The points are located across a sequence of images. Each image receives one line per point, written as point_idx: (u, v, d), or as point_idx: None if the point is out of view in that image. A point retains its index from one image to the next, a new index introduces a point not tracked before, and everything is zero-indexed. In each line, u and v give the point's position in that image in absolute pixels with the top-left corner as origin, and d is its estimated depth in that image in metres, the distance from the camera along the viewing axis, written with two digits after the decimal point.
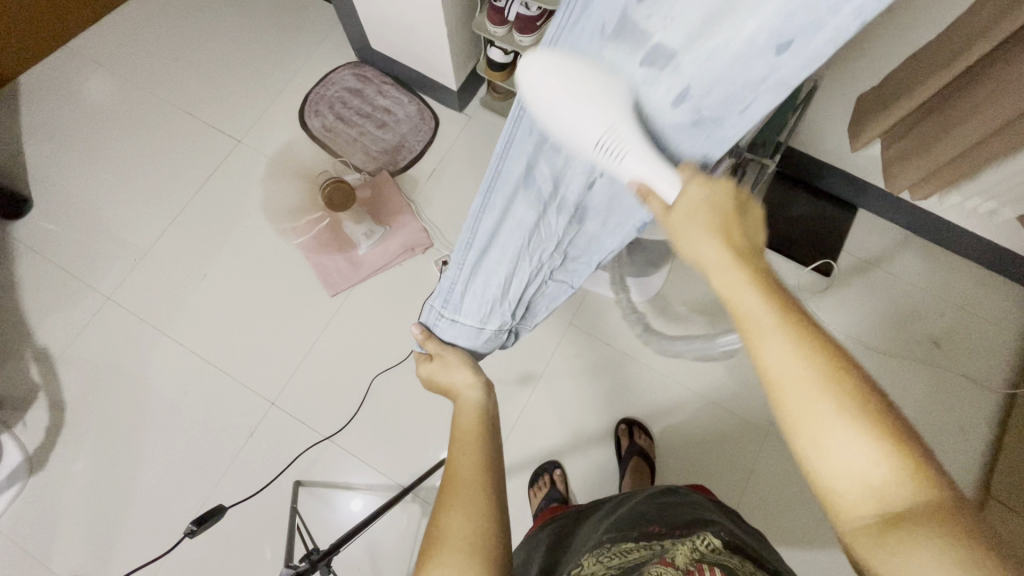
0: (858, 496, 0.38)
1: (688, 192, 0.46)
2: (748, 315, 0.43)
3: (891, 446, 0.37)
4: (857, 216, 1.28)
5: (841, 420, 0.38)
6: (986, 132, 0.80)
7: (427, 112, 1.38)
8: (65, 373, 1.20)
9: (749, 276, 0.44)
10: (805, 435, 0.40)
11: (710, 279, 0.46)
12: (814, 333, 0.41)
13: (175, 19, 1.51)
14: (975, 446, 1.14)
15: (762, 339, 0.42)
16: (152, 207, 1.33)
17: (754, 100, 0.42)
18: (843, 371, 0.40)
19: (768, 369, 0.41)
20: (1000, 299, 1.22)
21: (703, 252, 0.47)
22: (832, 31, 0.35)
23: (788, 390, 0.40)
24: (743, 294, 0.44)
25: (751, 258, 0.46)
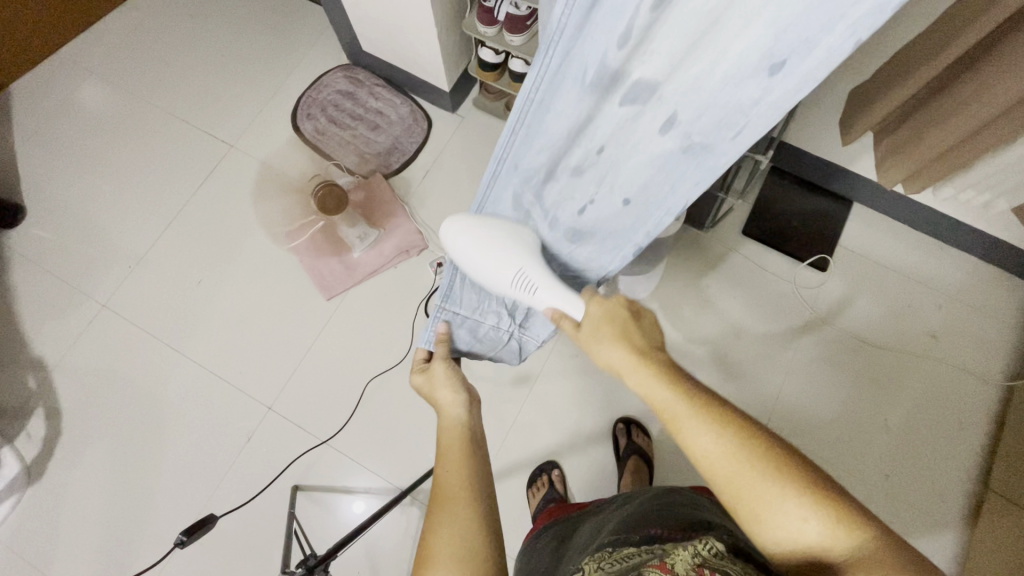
0: (803, 546, 0.44)
1: (591, 313, 0.59)
2: (671, 412, 0.49)
3: (815, 501, 0.43)
4: (853, 210, 1.28)
5: (774, 490, 0.44)
6: (978, 124, 0.80)
7: (420, 113, 1.38)
8: (61, 382, 1.20)
9: (654, 375, 0.51)
10: (745, 509, 0.45)
11: (623, 380, 0.53)
12: (723, 413, 0.48)
13: (166, 24, 1.51)
14: (974, 439, 1.13)
15: (686, 429, 0.48)
16: (146, 214, 1.33)
17: (745, 125, 0.46)
18: (748, 434, 0.46)
19: (698, 454, 0.47)
20: (997, 290, 1.22)
21: (612, 358, 0.54)
22: (823, 49, 0.38)
23: (722, 476, 0.46)
24: (657, 393, 0.50)
25: (658, 356, 0.53)
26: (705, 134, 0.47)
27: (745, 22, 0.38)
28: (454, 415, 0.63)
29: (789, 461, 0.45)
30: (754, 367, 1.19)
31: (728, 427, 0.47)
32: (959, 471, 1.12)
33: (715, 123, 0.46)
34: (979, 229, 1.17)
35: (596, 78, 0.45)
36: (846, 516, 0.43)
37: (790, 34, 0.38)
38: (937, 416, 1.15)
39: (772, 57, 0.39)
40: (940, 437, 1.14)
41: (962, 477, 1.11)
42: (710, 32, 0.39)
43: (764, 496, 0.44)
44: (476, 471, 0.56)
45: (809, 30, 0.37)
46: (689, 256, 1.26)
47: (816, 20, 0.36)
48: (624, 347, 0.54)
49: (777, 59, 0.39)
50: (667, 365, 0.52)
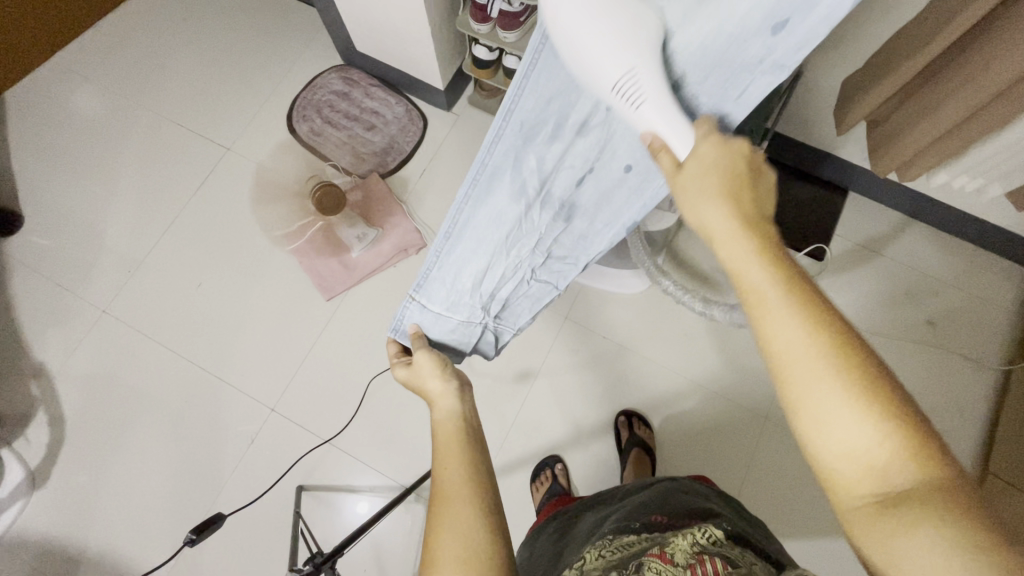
0: (866, 468, 0.38)
1: (699, 151, 0.46)
2: (756, 289, 0.42)
3: (893, 426, 0.37)
4: (848, 199, 1.28)
5: (845, 401, 0.38)
6: (969, 111, 0.80)
7: (415, 112, 1.38)
8: (63, 388, 1.20)
9: (753, 246, 0.43)
10: (803, 409, 0.40)
11: (712, 247, 0.45)
12: (825, 313, 0.40)
13: (159, 28, 1.50)
14: (972, 424, 1.15)
15: (768, 309, 0.41)
16: (144, 218, 1.33)
17: (751, 84, 0.48)
18: (850, 351, 0.39)
19: (775, 342, 0.41)
20: (993, 276, 1.23)
21: (704, 214, 0.46)
22: (823, 11, 0.41)
23: (792, 367, 0.40)
24: (750, 268, 0.43)
25: (762, 227, 0.45)
26: (712, 93, 0.49)
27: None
28: (445, 407, 0.63)
29: (876, 378, 0.38)
30: (753, 357, 1.19)
31: (820, 318, 0.40)
32: (959, 456, 1.13)
33: (719, 83, 0.48)
34: (973, 215, 1.18)
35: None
36: (922, 449, 0.37)
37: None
38: (936, 401, 1.16)
39: (774, 17, 0.42)
40: (939, 422, 1.15)
41: (962, 461, 1.12)
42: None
43: (830, 403, 0.38)
44: (473, 463, 0.56)
45: None
46: (686, 248, 1.27)
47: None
48: (729, 207, 0.45)
49: (779, 19, 0.42)
50: (776, 241, 0.44)
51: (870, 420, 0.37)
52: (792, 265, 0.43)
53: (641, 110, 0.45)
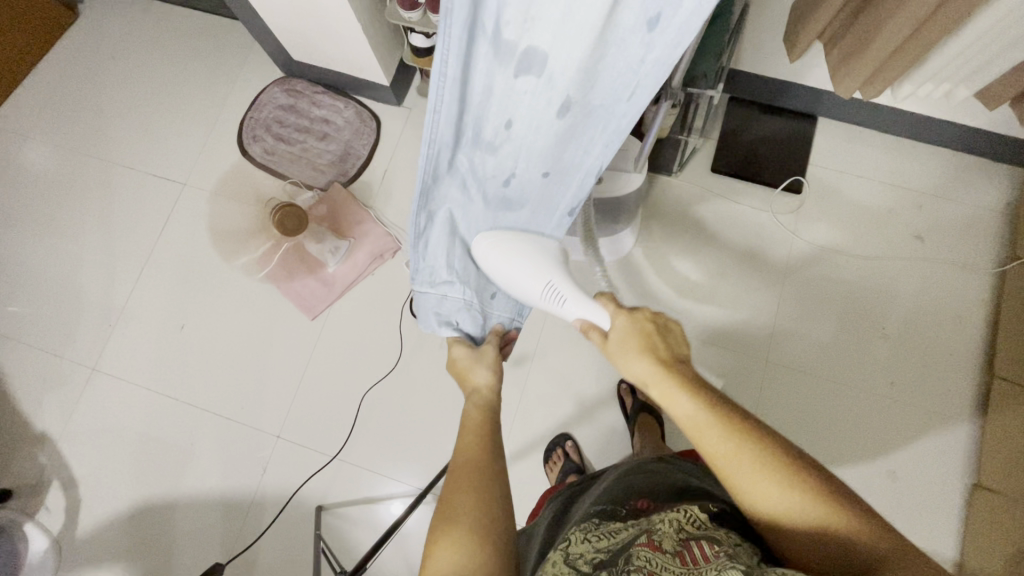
0: (800, 525, 0.44)
1: (617, 326, 0.61)
2: (687, 418, 0.52)
3: (800, 487, 0.44)
4: (819, 125, 1.25)
5: (752, 467, 0.46)
6: (921, 16, 0.78)
7: (366, 113, 1.34)
8: (69, 451, 1.20)
9: (678, 383, 0.54)
10: (730, 483, 0.47)
11: (650, 390, 0.57)
12: (732, 415, 0.49)
13: (93, 70, 1.46)
14: (972, 330, 1.14)
15: (676, 401, 0.53)
16: (115, 269, 1.30)
17: (635, 88, 0.47)
18: (748, 434, 0.47)
19: (683, 423, 0.52)
20: (975, 178, 1.20)
21: (636, 368, 0.57)
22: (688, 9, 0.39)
23: (701, 440, 0.50)
24: (677, 400, 0.53)
25: (677, 365, 0.56)
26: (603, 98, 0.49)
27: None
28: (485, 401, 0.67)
29: (776, 452, 0.46)
30: (746, 303, 1.18)
31: (717, 407, 0.50)
32: (964, 364, 1.12)
33: (611, 85, 0.47)
34: (946, 119, 1.14)
35: (496, 43, 0.44)
36: (832, 504, 0.43)
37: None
38: (934, 316, 1.15)
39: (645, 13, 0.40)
40: (940, 336, 1.14)
41: (966, 369, 1.12)
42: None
43: (744, 472, 0.46)
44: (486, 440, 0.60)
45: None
46: (663, 205, 1.24)
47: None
48: (648, 359, 0.57)
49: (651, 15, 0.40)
50: (686, 372, 0.56)
51: (777, 484, 0.45)
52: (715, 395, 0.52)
53: (566, 306, 0.65)
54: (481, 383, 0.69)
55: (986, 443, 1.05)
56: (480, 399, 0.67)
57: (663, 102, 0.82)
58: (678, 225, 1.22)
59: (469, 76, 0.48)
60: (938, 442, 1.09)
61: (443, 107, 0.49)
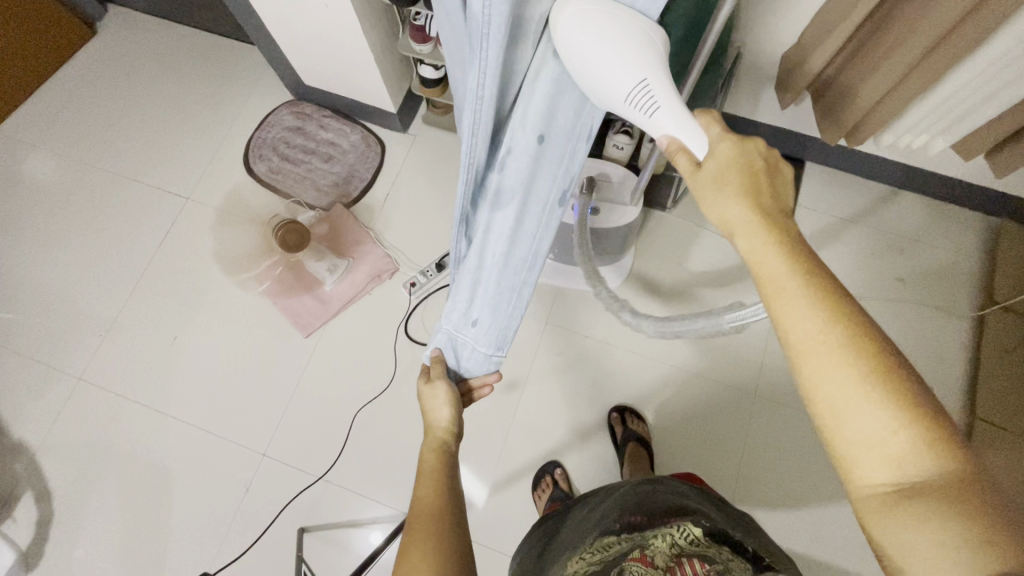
0: (885, 450, 0.39)
1: (717, 150, 0.48)
2: (774, 279, 0.44)
3: (910, 412, 0.39)
4: (806, 169, 1.31)
5: (859, 390, 0.40)
6: (902, 70, 0.83)
7: (372, 138, 1.38)
8: (47, 461, 1.17)
9: (772, 240, 0.44)
10: (824, 413, 0.42)
11: (734, 237, 0.47)
12: (839, 300, 0.42)
13: (104, 86, 1.49)
14: (954, 373, 1.16)
15: (791, 303, 0.43)
16: (111, 277, 1.31)
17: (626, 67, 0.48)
18: (861, 330, 0.41)
19: (792, 333, 0.43)
20: (955, 226, 1.26)
21: (726, 210, 0.47)
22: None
23: (814, 361, 0.41)
24: (766, 258, 0.44)
25: (780, 221, 0.46)
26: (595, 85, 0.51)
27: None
28: (441, 441, 0.68)
29: (890, 361, 0.40)
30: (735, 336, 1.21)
31: (843, 317, 0.41)
32: (947, 405, 1.15)
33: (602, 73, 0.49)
34: (927, 169, 1.20)
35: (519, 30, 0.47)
36: (936, 433, 0.39)
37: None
38: (917, 356, 1.18)
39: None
40: (923, 375, 1.17)
41: (950, 410, 1.14)
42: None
43: (845, 393, 0.40)
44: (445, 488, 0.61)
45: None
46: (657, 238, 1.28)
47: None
48: (748, 203, 0.46)
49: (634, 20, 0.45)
50: (798, 244, 0.45)
51: (881, 407, 0.39)
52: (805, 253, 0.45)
53: (655, 116, 0.49)
54: (442, 426, 0.69)
55: None
56: (435, 441, 0.69)
57: (661, 140, 0.86)
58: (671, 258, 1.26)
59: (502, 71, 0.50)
60: None
61: (477, 108, 0.50)
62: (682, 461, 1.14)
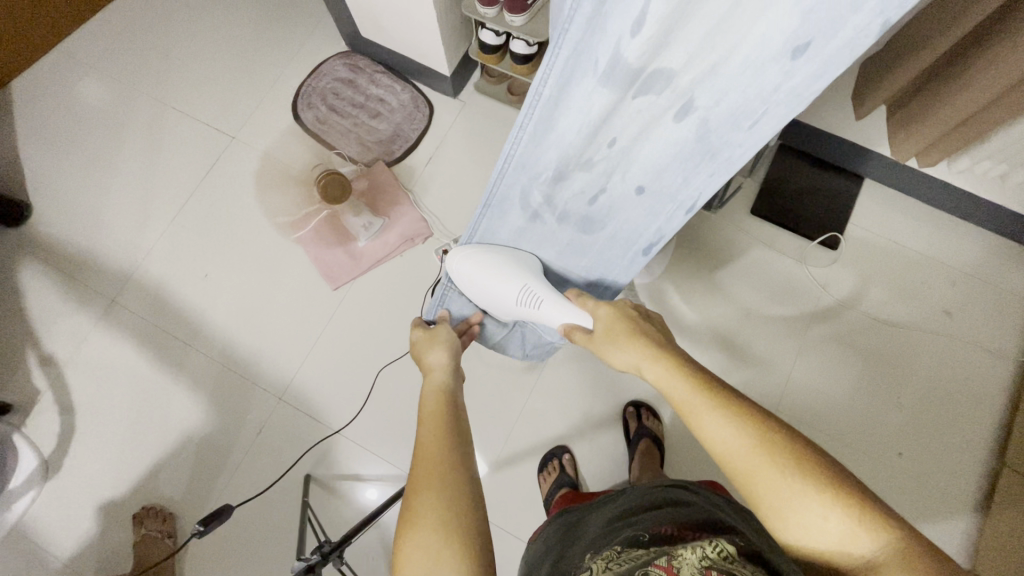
0: (831, 543, 0.44)
1: (602, 315, 0.69)
2: (686, 403, 0.53)
3: (836, 498, 0.44)
4: (864, 187, 1.25)
5: (785, 478, 0.45)
6: (995, 93, 0.78)
7: (421, 99, 1.36)
8: (73, 377, 1.21)
9: (672, 371, 0.57)
10: (763, 502, 0.46)
11: (647, 376, 0.60)
12: (740, 408, 0.50)
13: (162, 17, 1.49)
14: (987, 418, 1.12)
15: (703, 419, 0.51)
16: (151, 207, 1.33)
17: (764, 109, 0.52)
18: (772, 433, 0.48)
19: (716, 446, 0.49)
20: (1014, 266, 1.19)
21: (628, 358, 0.63)
22: (852, 28, 0.43)
23: (740, 464, 0.48)
24: (674, 387, 0.55)
25: (669, 350, 0.60)
26: (722, 119, 0.54)
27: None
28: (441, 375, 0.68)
29: (803, 454, 0.46)
30: (762, 347, 1.18)
31: (752, 424, 0.49)
32: (976, 448, 1.11)
33: (729, 112, 0.53)
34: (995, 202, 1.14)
35: (609, 76, 0.51)
36: (869, 514, 0.43)
37: (817, 16, 0.43)
38: (951, 394, 1.14)
39: (796, 43, 0.45)
40: (955, 415, 1.13)
41: (977, 454, 1.10)
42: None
43: (779, 488, 0.45)
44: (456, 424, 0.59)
45: (814, 33, 0.44)
46: (697, 237, 1.25)
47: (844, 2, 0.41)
48: (640, 346, 0.62)
49: (800, 43, 0.45)
50: (684, 359, 0.58)
51: (814, 497, 0.44)
52: (706, 377, 0.55)
53: (542, 308, 0.76)
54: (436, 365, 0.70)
55: (987, 532, 1.03)
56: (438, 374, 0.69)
57: None
58: (709, 260, 1.23)
59: (579, 100, 0.55)
60: (936, 524, 1.07)
61: (535, 103, 0.56)
62: (692, 466, 1.13)
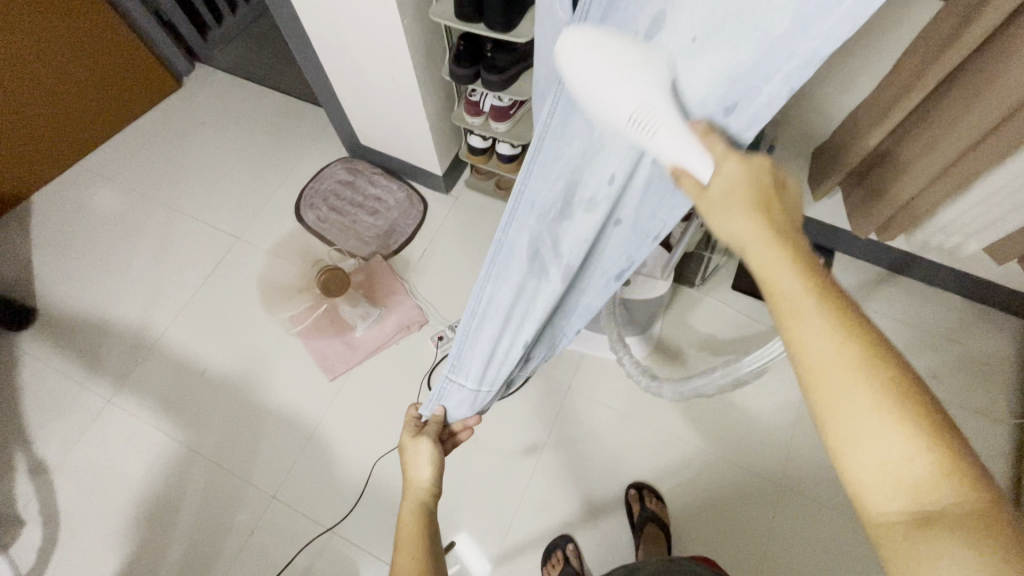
0: (898, 476, 0.35)
1: (723, 169, 0.43)
2: (789, 296, 0.39)
3: (929, 440, 0.35)
4: (835, 259, 1.33)
5: (874, 414, 0.36)
6: (931, 174, 0.87)
7: (416, 196, 1.46)
8: (60, 482, 1.18)
9: (789, 253, 0.40)
10: (837, 415, 0.37)
11: (745, 257, 0.42)
12: (856, 321, 0.38)
13: (178, 133, 1.63)
14: (994, 484, 1.10)
15: (803, 317, 0.39)
16: (154, 307, 1.37)
17: (718, 175, 0.50)
18: (879, 356, 0.37)
19: (808, 350, 0.38)
20: (989, 328, 1.24)
21: (737, 229, 0.42)
22: (766, 96, 0.42)
23: (822, 374, 0.38)
24: (780, 275, 0.40)
25: (795, 240, 0.41)
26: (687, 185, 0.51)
27: (743, 20, 0.39)
28: (421, 499, 0.65)
29: (906, 385, 0.36)
30: (758, 419, 1.18)
31: (858, 336, 0.38)
32: None
33: None
34: (958, 269, 1.21)
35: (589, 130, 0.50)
36: (964, 474, 0.34)
37: (737, 77, 0.42)
38: None
39: (723, 101, 0.44)
40: None
41: None
42: (710, 39, 0.41)
43: (859, 405, 0.36)
44: (428, 555, 0.60)
45: (738, 92, 0.43)
46: (684, 313, 1.30)
47: (755, 64, 0.41)
48: (761, 219, 0.41)
49: (727, 103, 0.44)
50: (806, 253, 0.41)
51: (900, 430, 0.35)
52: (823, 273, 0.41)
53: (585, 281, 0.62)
54: (419, 484, 0.67)
55: None
56: (416, 498, 0.66)
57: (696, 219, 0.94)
58: (698, 335, 1.27)
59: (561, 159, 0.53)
60: None
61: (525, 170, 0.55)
62: (701, 550, 1.09)
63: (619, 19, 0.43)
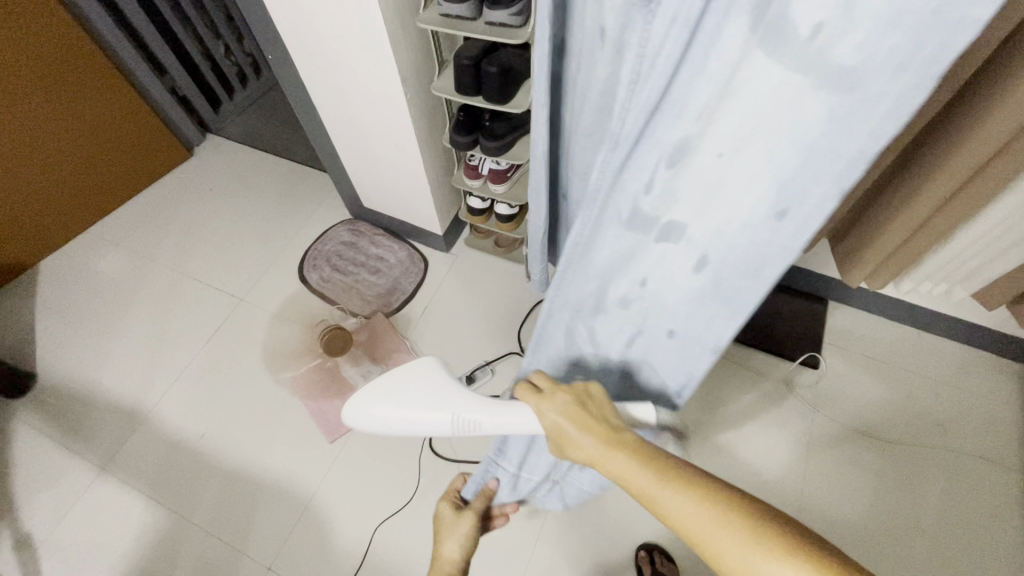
0: None
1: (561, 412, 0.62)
2: (642, 489, 0.53)
3: (786, 553, 0.44)
4: (830, 307, 1.35)
5: (743, 546, 0.45)
6: (911, 226, 0.91)
7: (417, 255, 1.50)
8: (47, 558, 1.14)
9: (625, 455, 0.55)
10: (730, 574, 0.46)
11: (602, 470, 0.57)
12: (696, 484, 0.50)
13: (187, 199, 1.69)
14: (1012, 536, 1.07)
15: (661, 501, 0.51)
16: (155, 370, 1.37)
17: (764, 265, 0.52)
18: (725, 503, 0.48)
19: (682, 524, 0.49)
20: (988, 373, 1.24)
21: (586, 449, 0.58)
22: (817, 199, 0.44)
23: (701, 539, 0.48)
24: (632, 475, 0.54)
25: (620, 432, 0.58)
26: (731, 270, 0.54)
27: (782, 130, 0.42)
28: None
29: (752, 515, 0.46)
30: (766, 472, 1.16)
31: (707, 495, 0.49)
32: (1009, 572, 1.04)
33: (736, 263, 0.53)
34: (950, 314, 1.23)
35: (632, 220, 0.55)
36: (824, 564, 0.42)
37: (787, 185, 0.44)
38: (966, 510, 1.10)
39: (775, 207, 0.46)
40: (977, 534, 1.08)
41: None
42: (745, 145, 0.44)
43: (736, 552, 0.45)
44: None
45: (789, 196, 0.45)
46: None
47: (804, 171, 0.43)
48: (593, 435, 0.58)
49: (779, 208, 0.46)
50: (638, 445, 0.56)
51: (769, 558, 0.44)
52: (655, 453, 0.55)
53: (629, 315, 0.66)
54: (448, 561, 0.75)
55: None
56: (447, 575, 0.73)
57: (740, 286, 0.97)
58: (699, 386, 1.27)
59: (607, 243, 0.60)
60: None
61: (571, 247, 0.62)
62: None
63: (656, 140, 0.47)
